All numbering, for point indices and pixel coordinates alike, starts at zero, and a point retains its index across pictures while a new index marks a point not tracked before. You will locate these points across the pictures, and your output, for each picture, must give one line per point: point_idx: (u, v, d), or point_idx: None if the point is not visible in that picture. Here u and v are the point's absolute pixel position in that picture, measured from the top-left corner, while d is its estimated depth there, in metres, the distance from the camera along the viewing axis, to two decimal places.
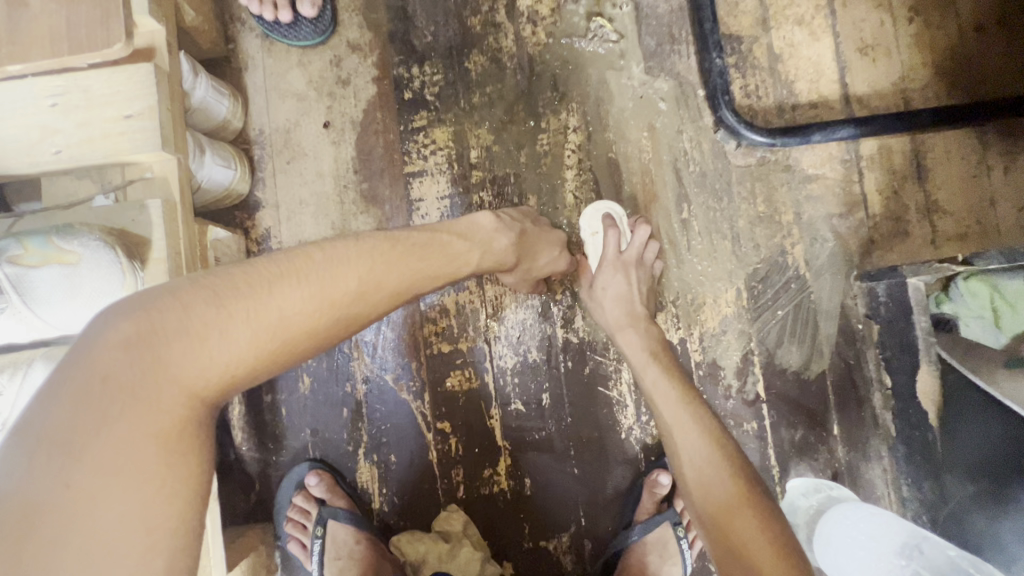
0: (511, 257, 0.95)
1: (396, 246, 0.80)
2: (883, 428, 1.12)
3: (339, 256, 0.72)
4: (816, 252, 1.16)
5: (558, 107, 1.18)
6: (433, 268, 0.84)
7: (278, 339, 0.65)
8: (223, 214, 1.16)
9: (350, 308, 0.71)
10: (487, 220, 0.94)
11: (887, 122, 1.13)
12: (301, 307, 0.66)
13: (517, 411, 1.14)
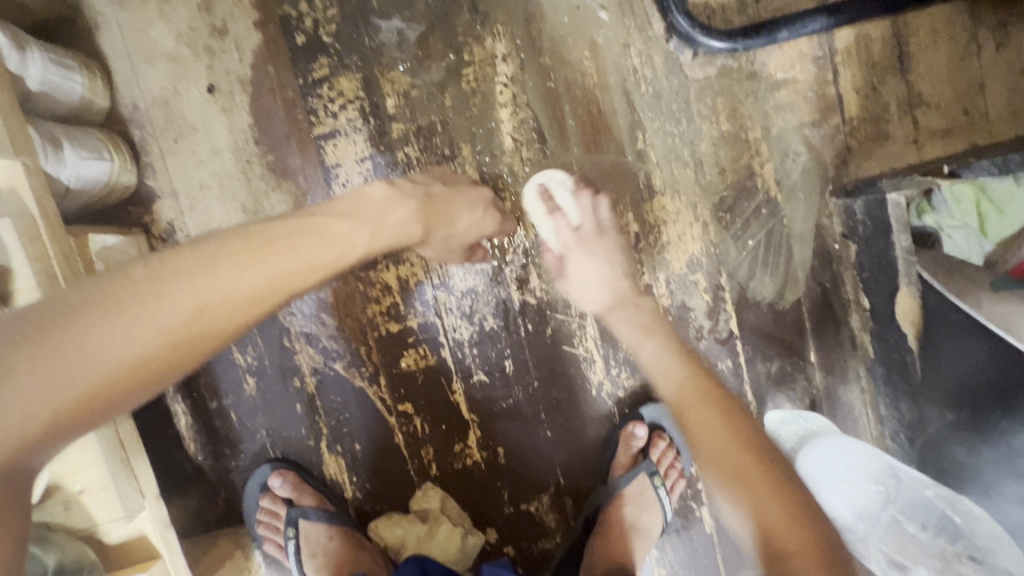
0: (415, 228, 0.85)
1: (250, 248, 0.66)
2: (861, 349, 1.07)
3: (163, 277, 0.61)
4: (787, 169, 1.05)
5: (481, 32, 1.00)
6: (304, 263, 0.70)
7: (81, 389, 0.56)
8: (113, 211, 1.01)
9: (186, 336, 0.61)
10: (378, 191, 0.83)
11: (866, 5, 0.96)
12: (113, 345, 0.57)
13: (481, 382, 1.07)
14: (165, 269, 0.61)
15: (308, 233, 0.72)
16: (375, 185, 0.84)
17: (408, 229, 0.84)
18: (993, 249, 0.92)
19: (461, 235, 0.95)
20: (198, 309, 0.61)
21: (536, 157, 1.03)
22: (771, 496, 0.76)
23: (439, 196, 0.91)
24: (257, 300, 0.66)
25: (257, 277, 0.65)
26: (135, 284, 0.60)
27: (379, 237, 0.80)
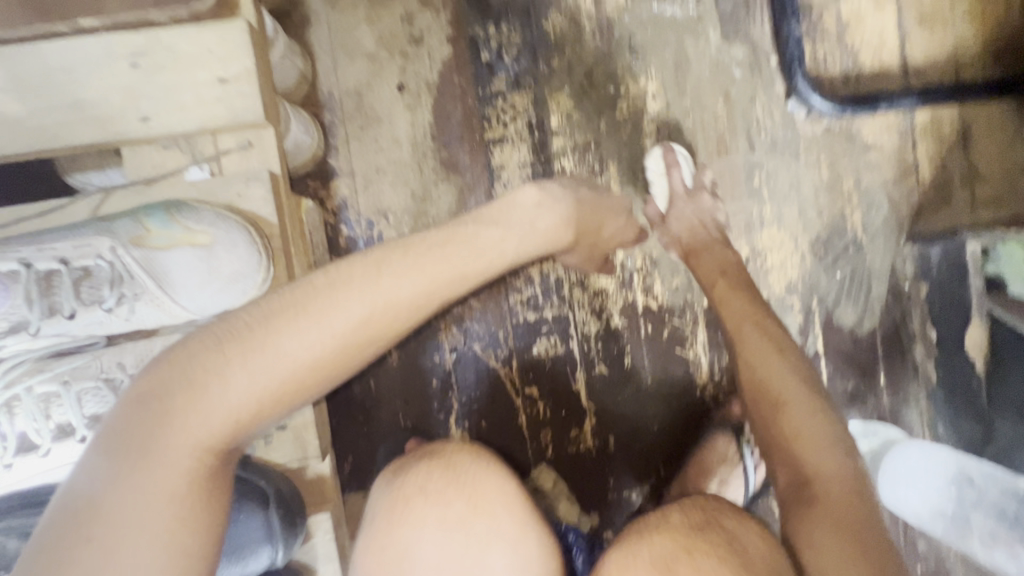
0: (563, 233, 0.94)
1: (409, 254, 0.72)
2: (924, 375, 1.24)
3: (342, 282, 0.68)
4: (872, 217, 1.24)
5: (637, 72, 1.18)
6: (456, 267, 0.75)
7: (278, 381, 0.64)
8: (295, 182, 1.11)
9: (358, 336, 0.67)
10: (529, 198, 0.90)
11: (941, 95, 1.20)
12: (332, 321, 0.66)
13: (601, 374, 1.19)
14: (343, 276, 0.68)
15: (456, 242, 0.78)
16: (528, 189, 0.92)
17: (550, 233, 0.91)
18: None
19: (605, 240, 1.07)
20: (368, 315, 0.68)
21: None
22: (826, 443, 0.81)
23: (584, 198, 1.00)
24: (417, 303, 0.71)
25: (417, 282, 0.71)
26: (316, 290, 0.67)
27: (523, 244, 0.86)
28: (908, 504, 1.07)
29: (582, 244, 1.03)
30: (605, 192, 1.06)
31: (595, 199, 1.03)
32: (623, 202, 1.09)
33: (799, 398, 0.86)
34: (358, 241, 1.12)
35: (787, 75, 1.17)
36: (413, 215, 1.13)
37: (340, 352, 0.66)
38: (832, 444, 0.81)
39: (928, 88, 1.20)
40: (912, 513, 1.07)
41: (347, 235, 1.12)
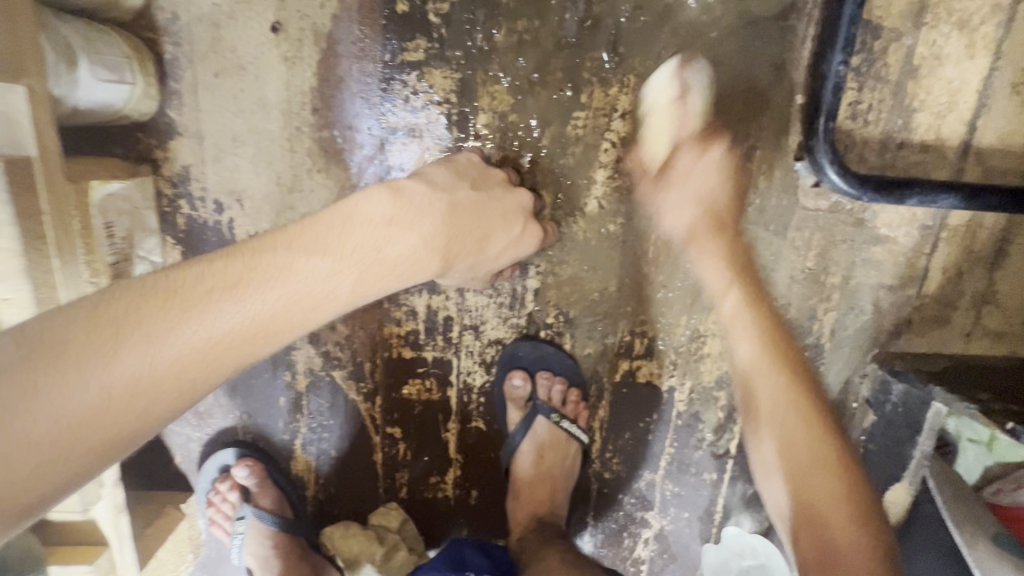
0: (425, 260, 0.66)
1: (195, 297, 0.52)
2: None
3: (105, 332, 0.48)
4: (845, 322, 1.02)
5: (608, 76, 0.86)
6: (260, 313, 0.54)
7: (94, 431, 0.47)
8: (122, 135, 0.85)
9: (121, 404, 0.48)
10: (377, 207, 0.63)
11: (999, 199, 0.87)
12: (202, 330, 0.51)
13: (477, 428, 1.03)
14: (105, 316, 0.49)
15: (261, 277, 0.55)
16: (376, 193, 0.64)
17: (409, 266, 0.64)
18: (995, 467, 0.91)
19: (491, 257, 0.78)
20: (137, 378, 0.48)
21: (614, 231, 0.93)
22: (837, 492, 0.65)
23: (461, 203, 0.72)
24: (202, 365, 0.51)
25: (201, 333, 0.51)
26: (65, 339, 0.47)
27: (368, 279, 0.61)
28: None
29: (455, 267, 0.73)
30: (494, 187, 0.79)
31: (483, 206, 0.76)
32: (522, 203, 0.82)
33: (791, 398, 0.71)
34: (199, 225, 0.88)
35: (807, 128, 0.86)
36: (276, 207, 0.88)
37: (76, 442, 0.46)
38: (844, 489, 0.65)
39: (985, 185, 0.87)
40: None
41: (186, 216, 0.88)
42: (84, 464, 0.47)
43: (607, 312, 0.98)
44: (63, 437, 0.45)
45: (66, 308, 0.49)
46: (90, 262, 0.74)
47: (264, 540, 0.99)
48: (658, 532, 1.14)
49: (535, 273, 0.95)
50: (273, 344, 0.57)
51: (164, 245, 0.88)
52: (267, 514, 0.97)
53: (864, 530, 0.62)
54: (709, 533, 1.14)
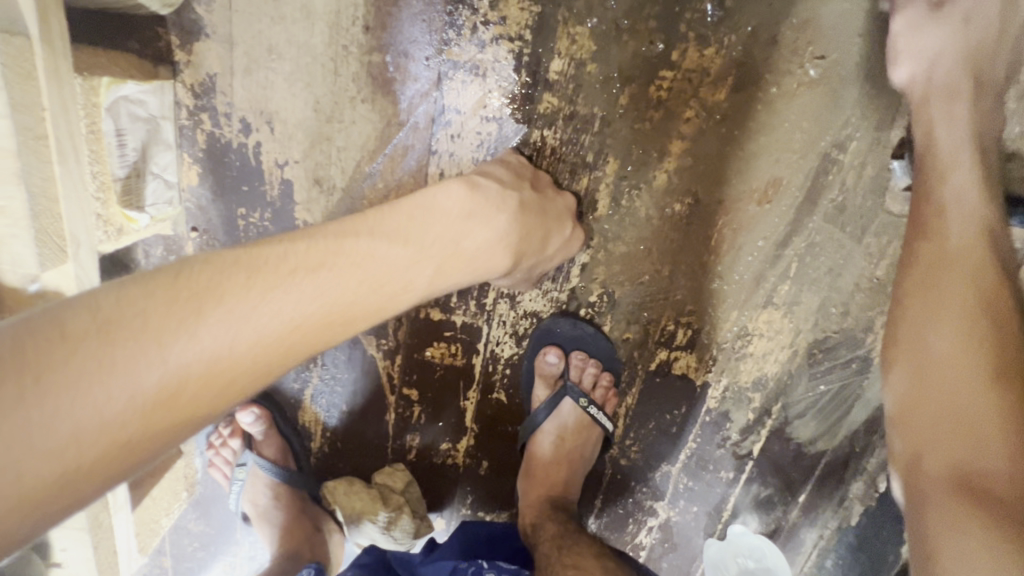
0: (498, 255, 0.67)
1: (283, 274, 0.49)
2: (844, 509, 1.05)
3: (186, 304, 0.44)
4: None
5: (705, 34, 0.75)
6: (343, 298, 0.52)
7: (165, 412, 0.42)
8: (140, 28, 0.73)
9: (193, 388, 0.43)
10: (454, 198, 0.64)
11: None
12: (282, 311, 0.48)
13: (498, 401, 0.98)
14: (187, 287, 0.45)
15: (344, 262, 0.53)
16: (453, 187, 0.65)
17: (484, 257, 0.65)
18: None
19: (548, 258, 0.78)
20: (216, 358, 0.44)
21: (679, 211, 0.84)
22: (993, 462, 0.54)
23: (529, 201, 0.72)
24: (280, 348, 0.48)
25: (286, 313, 0.48)
26: (142, 309, 0.43)
27: (447, 271, 0.62)
28: None
29: (520, 267, 0.74)
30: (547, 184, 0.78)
31: (542, 205, 0.74)
32: (569, 204, 0.79)
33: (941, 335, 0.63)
34: (221, 144, 0.78)
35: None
36: (309, 135, 0.78)
37: (157, 415, 0.42)
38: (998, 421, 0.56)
39: None
40: None
41: (207, 133, 0.77)
42: (145, 455, 0.42)
43: (655, 296, 0.90)
44: (134, 420, 0.40)
45: (131, 279, 0.44)
46: (97, 173, 0.64)
47: (265, 489, 0.97)
48: (663, 522, 1.11)
49: (585, 246, 0.86)
50: (347, 332, 0.55)
51: (180, 163, 0.78)
52: (269, 464, 0.94)
53: (983, 490, 0.53)
54: (714, 529, 1.10)
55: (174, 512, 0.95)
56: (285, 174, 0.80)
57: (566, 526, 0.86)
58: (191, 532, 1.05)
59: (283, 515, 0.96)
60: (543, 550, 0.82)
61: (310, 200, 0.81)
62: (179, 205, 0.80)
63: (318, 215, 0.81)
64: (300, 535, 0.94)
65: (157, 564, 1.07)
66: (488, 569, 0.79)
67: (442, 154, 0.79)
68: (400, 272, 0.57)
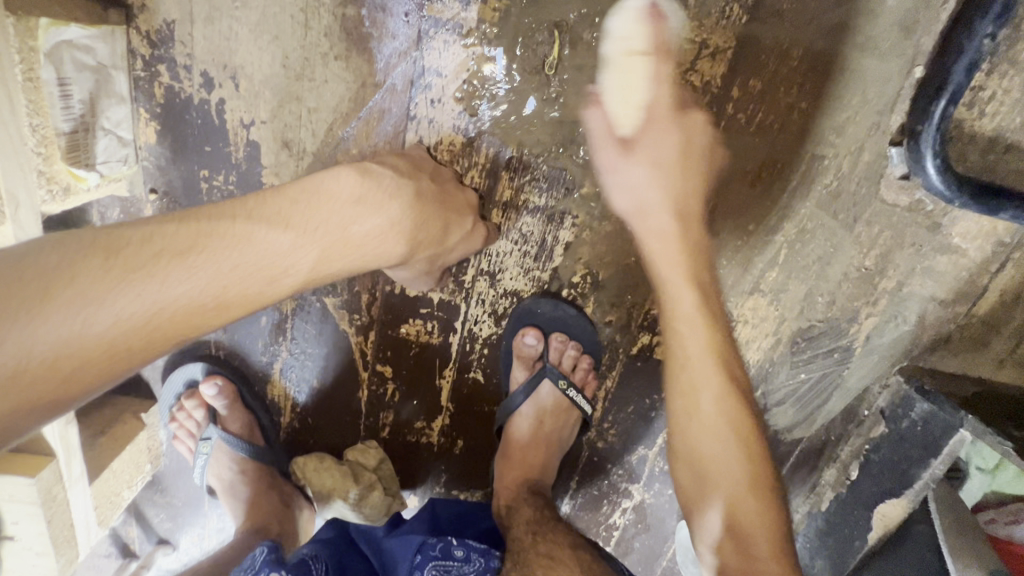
0: (392, 244, 0.60)
1: (141, 259, 0.48)
2: (817, 495, 1.05)
3: (31, 290, 0.44)
4: (885, 330, 0.94)
5: (705, 3, 0.71)
6: (209, 285, 0.51)
7: (14, 394, 0.44)
8: None
9: (39, 370, 0.44)
10: (340, 183, 0.58)
11: None
12: (137, 297, 0.47)
13: (474, 380, 0.95)
14: (37, 273, 0.45)
15: (215, 246, 0.51)
16: (341, 171, 0.59)
17: (378, 244, 0.59)
18: (991, 495, 0.89)
19: (449, 251, 0.72)
20: (64, 341, 0.45)
21: None
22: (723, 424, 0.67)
23: (425, 189, 0.66)
24: (141, 332, 0.48)
25: (143, 299, 0.48)
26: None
27: (332, 260, 0.57)
28: None
29: (419, 257, 0.67)
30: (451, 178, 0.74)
31: (442, 197, 0.70)
32: (472, 200, 0.75)
33: (722, 346, 0.69)
34: (181, 100, 0.72)
35: (918, 106, 0.71)
36: (278, 93, 0.72)
37: (10, 394, 0.44)
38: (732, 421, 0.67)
39: None
40: None
41: (166, 86, 0.71)
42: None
43: (639, 280, 0.87)
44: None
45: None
46: (38, 126, 0.57)
47: (229, 463, 0.93)
48: (637, 503, 1.11)
49: (569, 225, 0.83)
50: (221, 319, 0.53)
51: (136, 119, 0.72)
52: (235, 440, 0.91)
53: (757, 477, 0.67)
54: None
55: (137, 484, 0.92)
56: (252, 135, 0.74)
57: (542, 514, 0.84)
58: (156, 504, 1.02)
59: (248, 491, 0.93)
60: (517, 535, 0.80)
61: (279, 164, 0.75)
62: (135, 164, 0.74)
63: (288, 181, 0.76)
64: (267, 509, 0.92)
65: (125, 532, 1.05)
66: (457, 546, 0.75)
67: (421, 120, 0.74)
68: (280, 256, 0.54)
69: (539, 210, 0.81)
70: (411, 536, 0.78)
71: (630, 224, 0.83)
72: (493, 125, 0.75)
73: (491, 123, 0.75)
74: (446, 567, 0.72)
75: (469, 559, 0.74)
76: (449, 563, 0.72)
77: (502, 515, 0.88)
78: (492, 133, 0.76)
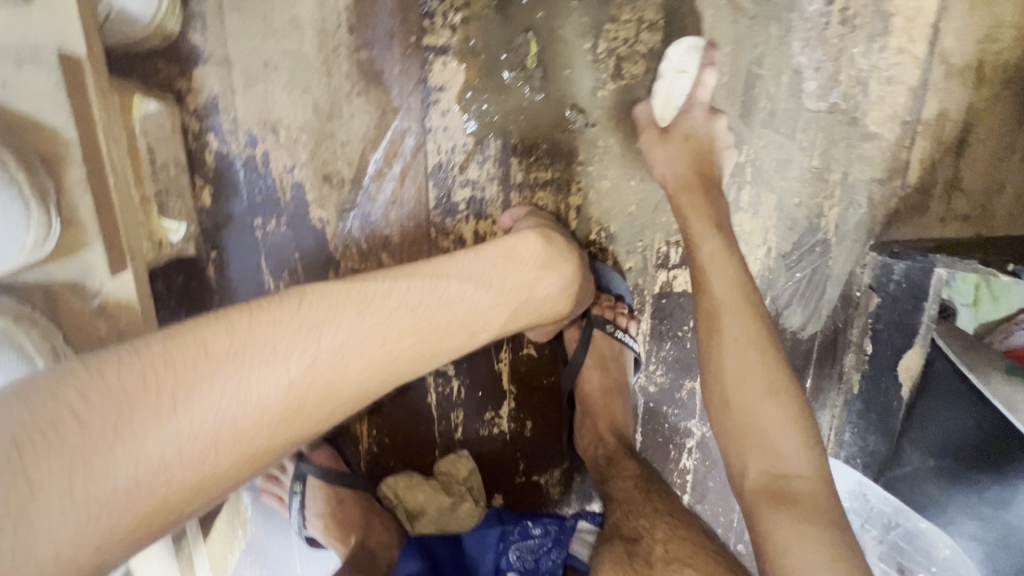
0: (558, 304, 0.80)
1: (386, 306, 0.60)
2: (846, 384, 1.17)
3: (312, 327, 0.55)
4: (847, 217, 1.10)
5: None
6: (432, 330, 0.63)
7: (294, 420, 0.53)
8: (139, 64, 0.77)
9: (316, 401, 0.54)
10: (531, 248, 0.76)
11: None
12: (381, 342, 0.59)
13: (529, 355, 1.04)
14: (313, 309, 0.56)
15: (438, 300, 0.64)
16: (530, 238, 0.77)
17: (552, 302, 0.78)
18: (982, 328, 1.06)
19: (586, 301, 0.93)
20: (332, 375, 0.55)
21: None
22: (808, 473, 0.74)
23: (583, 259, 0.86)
24: (382, 370, 0.59)
25: (390, 342, 0.59)
26: (279, 328, 0.54)
27: (519, 315, 0.73)
28: None
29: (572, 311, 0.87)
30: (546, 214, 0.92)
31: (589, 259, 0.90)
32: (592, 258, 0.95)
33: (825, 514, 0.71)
34: (230, 161, 0.83)
35: None
36: (314, 135, 0.84)
37: (293, 420, 0.53)
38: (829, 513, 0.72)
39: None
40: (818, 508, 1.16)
41: (216, 152, 0.82)
42: (268, 458, 0.53)
43: (644, 225, 1.02)
44: (268, 423, 0.52)
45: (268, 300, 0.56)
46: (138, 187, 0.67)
47: (326, 498, 0.98)
48: (700, 440, 1.18)
49: (575, 190, 0.97)
50: (431, 364, 0.65)
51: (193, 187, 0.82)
52: (323, 469, 0.97)
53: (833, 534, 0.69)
54: None
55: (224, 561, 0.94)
56: (295, 177, 0.85)
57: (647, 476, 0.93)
58: None
59: (354, 515, 0.99)
60: (624, 488, 0.91)
61: (323, 197, 0.87)
62: (196, 228, 0.84)
63: (332, 211, 0.87)
64: (378, 534, 0.98)
65: None
66: (533, 526, 0.95)
67: (437, 130, 0.88)
68: (490, 312, 0.70)
69: (550, 184, 0.95)
70: (486, 530, 0.94)
71: (626, 177, 0.98)
72: (496, 122, 0.90)
73: (495, 124, 0.90)
74: (528, 547, 0.93)
75: (545, 534, 0.95)
76: (528, 542, 0.93)
77: (603, 468, 0.97)
78: (499, 131, 0.91)
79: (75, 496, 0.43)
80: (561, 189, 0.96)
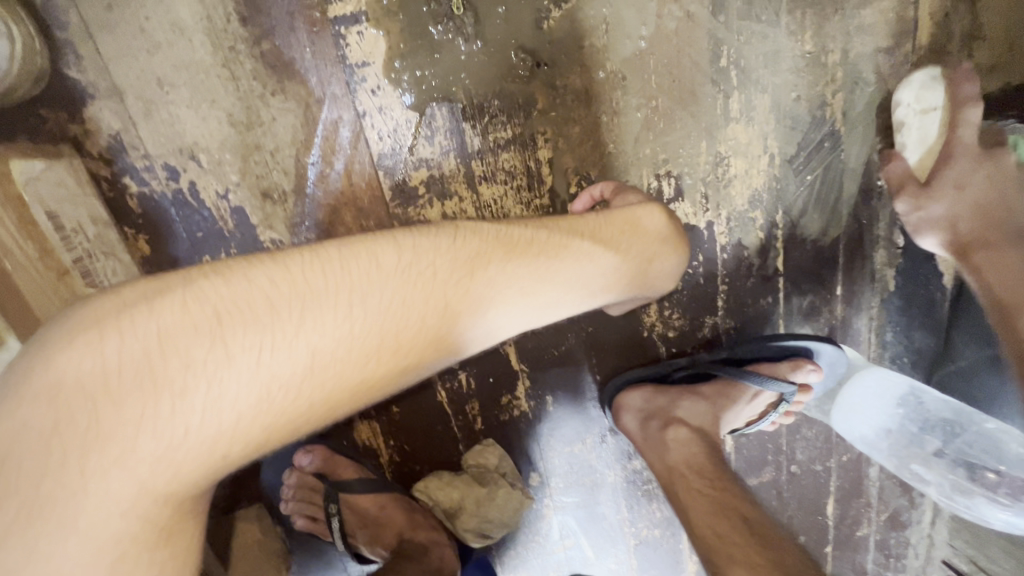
0: (670, 280, 0.81)
1: (517, 252, 0.65)
2: (881, 282, 1.06)
3: (459, 265, 0.60)
4: (855, 100, 0.96)
5: None
6: (550, 278, 0.66)
7: (437, 342, 0.58)
8: (20, 116, 0.68)
9: (451, 334, 0.59)
10: (654, 221, 0.75)
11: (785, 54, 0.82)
12: (506, 288, 0.63)
13: (533, 329, 0.97)
14: (461, 252, 0.61)
15: (560, 251, 0.67)
16: (655, 211, 0.77)
17: (659, 271, 0.76)
18: None
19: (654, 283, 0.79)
20: (466, 312, 0.60)
21: (611, 72, 0.85)
22: None
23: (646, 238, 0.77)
24: (503, 315, 0.63)
25: (515, 289, 0.63)
26: (434, 260, 0.59)
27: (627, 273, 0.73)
28: (855, 428, 1.06)
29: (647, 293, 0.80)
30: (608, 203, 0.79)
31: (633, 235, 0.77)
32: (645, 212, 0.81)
33: None
34: (157, 201, 0.74)
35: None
36: (238, 151, 0.75)
37: (431, 345, 0.58)
38: None
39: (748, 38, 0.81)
40: (859, 436, 1.07)
41: (138, 195, 0.74)
42: (409, 377, 0.58)
43: (629, 162, 0.90)
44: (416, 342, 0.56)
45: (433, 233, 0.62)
46: None
47: (365, 509, 0.95)
48: None
49: (542, 143, 0.86)
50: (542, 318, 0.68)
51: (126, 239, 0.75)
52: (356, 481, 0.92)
53: None
54: None
55: None
56: (232, 203, 0.77)
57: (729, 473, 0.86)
58: None
59: (399, 519, 0.94)
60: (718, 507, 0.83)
61: (269, 217, 0.78)
62: None
63: (284, 229, 0.79)
64: (426, 531, 0.95)
65: None
66: None
67: (373, 113, 0.78)
68: (586, 283, 0.69)
69: (511, 142, 0.84)
70: None
71: (596, 114, 0.87)
72: (436, 86, 0.79)
73: (434, 91, 0.79)
74: None
75: None
76: None
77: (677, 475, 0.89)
78: (440, 94, 0.79)
79: (165, 431, 0.46)
80: (526, 145, 0.85)
